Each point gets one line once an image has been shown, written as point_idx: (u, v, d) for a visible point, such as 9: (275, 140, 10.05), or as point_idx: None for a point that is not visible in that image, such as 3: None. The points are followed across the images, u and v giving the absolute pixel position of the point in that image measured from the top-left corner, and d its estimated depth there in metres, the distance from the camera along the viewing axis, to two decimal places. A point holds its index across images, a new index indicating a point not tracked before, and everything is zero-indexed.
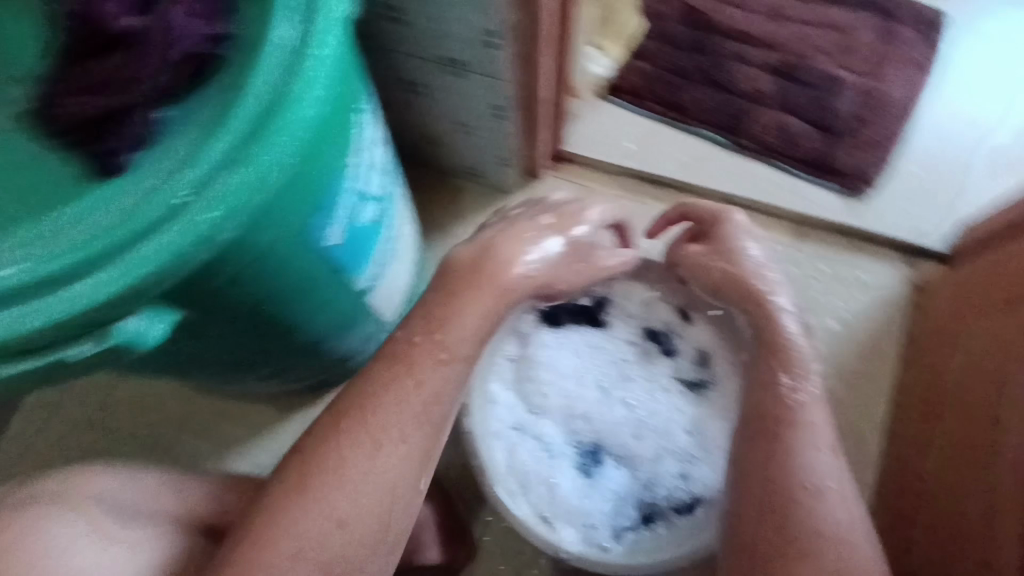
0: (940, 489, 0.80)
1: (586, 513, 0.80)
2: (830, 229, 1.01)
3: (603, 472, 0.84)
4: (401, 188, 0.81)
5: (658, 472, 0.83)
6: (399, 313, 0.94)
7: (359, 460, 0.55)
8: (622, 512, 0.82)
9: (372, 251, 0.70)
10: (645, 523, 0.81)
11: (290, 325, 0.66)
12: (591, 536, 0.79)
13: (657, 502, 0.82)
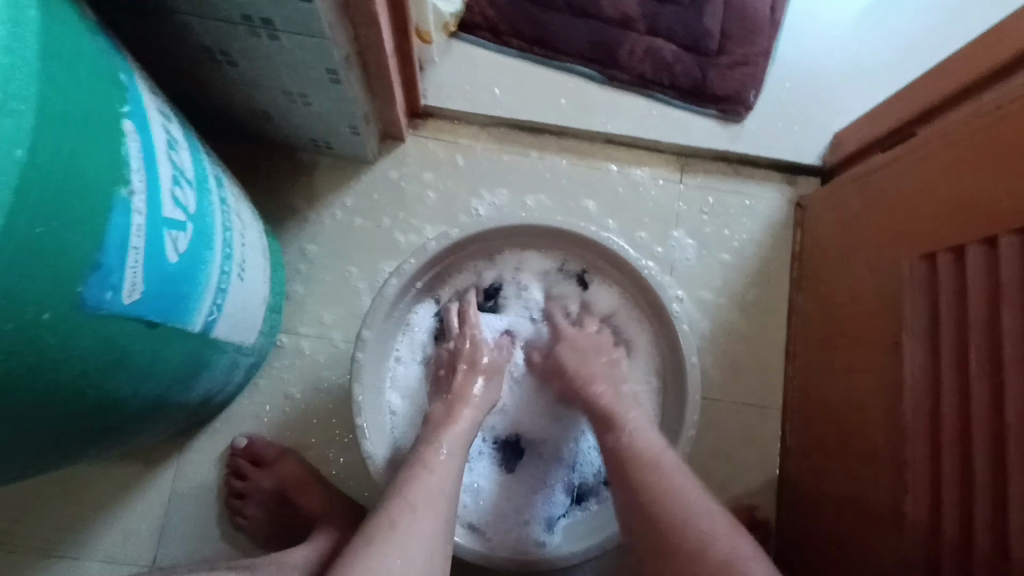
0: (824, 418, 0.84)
1: (516, 509, 0.75)
2: (713, 158, 0.98)
3: (528, 462, 0.79)
4: (225, 188, 0.64)
5: (582, 451, 0.79)
6: (263, 330, 0.79)
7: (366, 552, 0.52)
8: (554, 498, 0.77)
9: (201, 284, 0.54)
10: (578, 503, 0.78)
11: (138, 395, 0.51)
12: (526, 531, 0.74)
13: (587, 479, 0.79)
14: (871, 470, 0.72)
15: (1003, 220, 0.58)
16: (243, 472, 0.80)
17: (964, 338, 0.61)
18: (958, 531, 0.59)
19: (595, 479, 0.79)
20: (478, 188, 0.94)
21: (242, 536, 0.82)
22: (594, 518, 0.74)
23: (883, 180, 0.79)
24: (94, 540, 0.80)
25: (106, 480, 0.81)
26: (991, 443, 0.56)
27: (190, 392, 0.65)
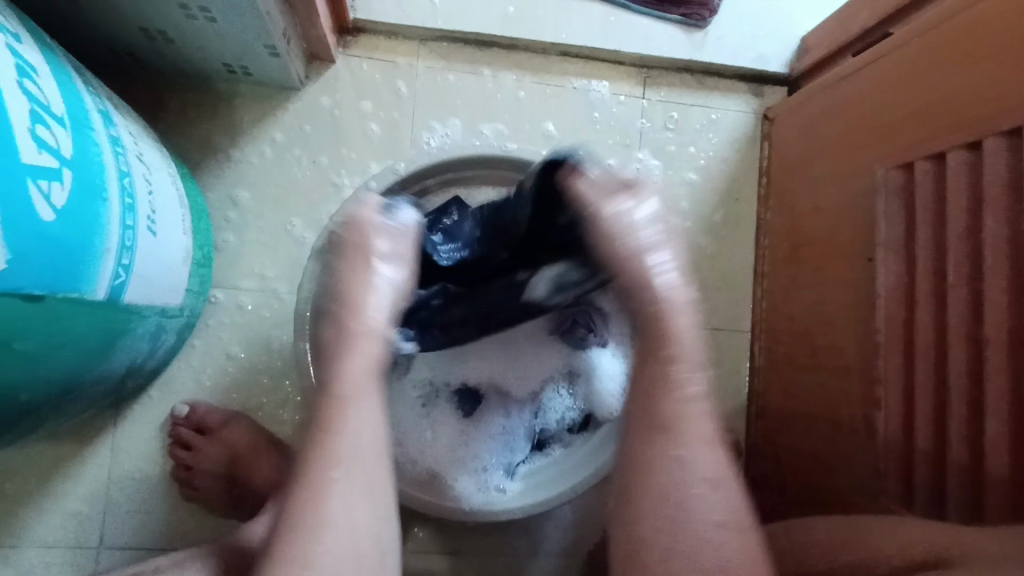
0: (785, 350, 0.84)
1: (472, 456, 0.72)
2: (676, 69, 0.91)
3: (485, 407, 0.74)
4: (117, 125, 0.53)
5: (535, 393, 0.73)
6: (191, 287, 0.70)
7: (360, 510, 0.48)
8: (513, 443, 0.73)
9: (97, 242, 0.46)
10: (539, 449, 0.75)
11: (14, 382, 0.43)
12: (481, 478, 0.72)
13: (549, 426, 0.75)
14: (842, 389, 0.71)
15: (989, 120, 0.54)
16: (188, 442, 0.74)
17: (941, 251, 0.58)
18: (932, 445, 0.59)
19: (559, 425, 0.75)
20: (423, 115, 0.85)
21: (195, 508, 0.76)
22: (554, 466, 0.72)
23: (854, 84, 0.73)
24: (31, 527, 0.73)
25: (34, 460, 0.74)
26: (968, 358, 0.55)
27: (109, 363, 0.57)
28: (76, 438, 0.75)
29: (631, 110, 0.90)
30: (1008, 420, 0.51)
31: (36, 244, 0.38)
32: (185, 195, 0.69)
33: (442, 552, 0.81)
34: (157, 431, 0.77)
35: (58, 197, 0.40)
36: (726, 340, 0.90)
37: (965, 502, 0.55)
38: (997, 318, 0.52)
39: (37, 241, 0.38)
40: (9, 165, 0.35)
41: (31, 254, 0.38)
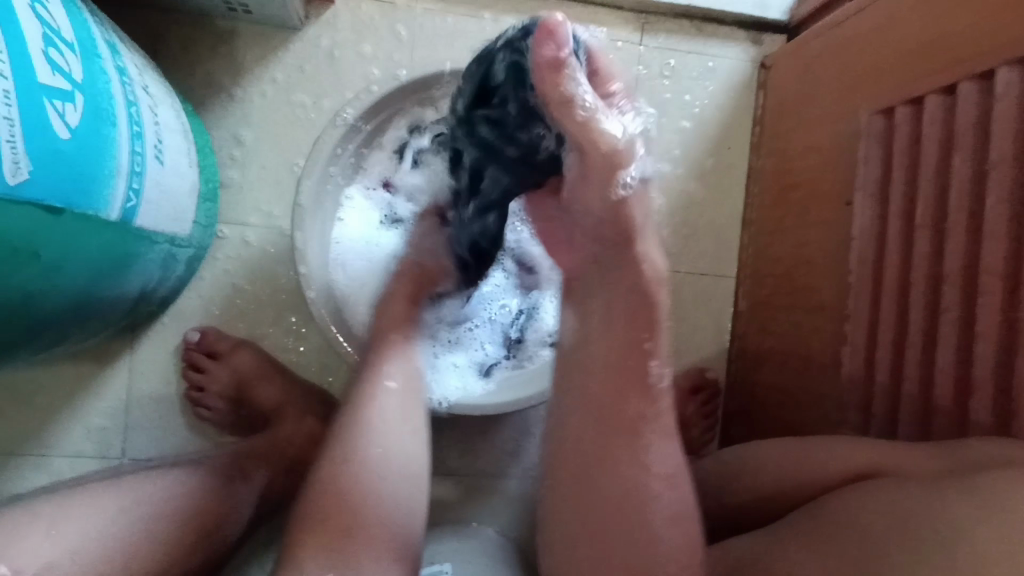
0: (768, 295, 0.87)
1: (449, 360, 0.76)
2: (675, 15, 0.91)
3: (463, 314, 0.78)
4: (122, 56, 0.56)
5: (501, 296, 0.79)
6: (198, 220, 0.74)
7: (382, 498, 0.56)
8: (487, 344, 0.79)
9: (109, 164, 0.49)
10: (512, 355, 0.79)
11: (38, 289, 0.47)
12: (457, 375, 0.76)
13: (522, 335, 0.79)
14: (814, 328, 0.75)
15: (965, 63, 0.55)
16: (200, 365, 0.80)
17: (913, 194, 0.60)
18: (889, 378, 0.63)
19: (531, 335, 0.79)
20: (421, 57, 0.87)
21: (206, 428, 0.82)
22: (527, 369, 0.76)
23: (845, 31, 0.74)
24: (58, 438, 0.79)
25: (57, 378, 0.80)
26: (929, 294, 0.58)
27: (123, 284, 0.61)
28: (95, 359, 0.80)
29: (627, 55, 0.91)
30: (957, 351, 0.55)
31: (53, 158, 0.42)
32: (190, 131, 0.72)
33: (438, 473, 0.88)
34: (168, 354, 0.82)
35: (72, 118, 0.44)
36: (713, 286, 0.93)
37: (916, 430, 0.59)
38: (957, 256, 0.55)
39: (56, 157, 0.42)
40: (27, 84, 0.39)
41: (49, 168, 0.42)
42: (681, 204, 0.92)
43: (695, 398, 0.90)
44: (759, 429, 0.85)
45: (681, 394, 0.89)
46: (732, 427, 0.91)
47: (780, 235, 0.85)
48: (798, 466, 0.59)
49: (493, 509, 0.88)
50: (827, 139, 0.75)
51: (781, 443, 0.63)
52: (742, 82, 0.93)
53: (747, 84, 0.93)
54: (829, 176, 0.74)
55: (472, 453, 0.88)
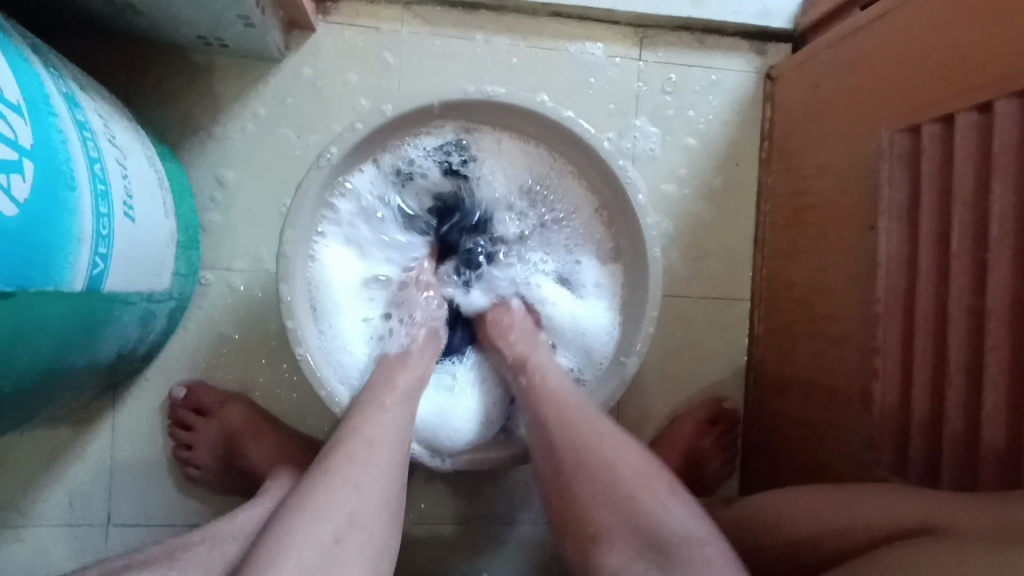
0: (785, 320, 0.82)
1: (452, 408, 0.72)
2: (674, 27, 0.87)
3: None
4: (85, 109, 0.51)
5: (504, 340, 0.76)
6: (178, 271, 0.69)
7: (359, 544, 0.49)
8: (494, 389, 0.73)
9: (69, 233, 0.45)
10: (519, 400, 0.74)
11: None
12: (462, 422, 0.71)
13: None
14: (839, 359, 0.70)
15: (1003, 79, 0.50)
16: (187, 423, 0.75)
17: (946, 218, 0.56)
18: (928, 417, 0.58)
19: None
20: (410, 84, 0.82)
21: (197, 487, 0.77)
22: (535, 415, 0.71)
23: (859, 42, 0.69)
24: (38, 507, 0.75)
25: (36, 443, 0.75)
26: (970, 328, 0.53)
27: (97, 349, 0.57)
28: (75, 420, 0.75)
29: (626, 71, 0.86)
30: (1007, 393, 0.50)
31: None
32: (166, 176, 0.68)
33: (447, 521, 0.83)
34: (152, 412, 0.77)
35: (18, 191, 0.40)
36: (725, 310, 0.88)
37: (960, 476, 0.55)
38: (1001, 290, 0.50)
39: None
40: None
41: None
42: (688, 225, 0.88)
43: (712, 431, 0.85)
44: (781, 462, 0.81)
45: (698, 428, 0.84)
46: (752, 457, 0.87)
47: (794, 257, 0.81)
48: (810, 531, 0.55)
49: (504, 558, 0.84)
50: (843, 157, 0.70)
51: (817, 493, 0.58)
52: (747, 95, 0.88)
53: (753, 96, 0.88)
54: (849, 197, 0.69)
55: (480, 498, 0.84)
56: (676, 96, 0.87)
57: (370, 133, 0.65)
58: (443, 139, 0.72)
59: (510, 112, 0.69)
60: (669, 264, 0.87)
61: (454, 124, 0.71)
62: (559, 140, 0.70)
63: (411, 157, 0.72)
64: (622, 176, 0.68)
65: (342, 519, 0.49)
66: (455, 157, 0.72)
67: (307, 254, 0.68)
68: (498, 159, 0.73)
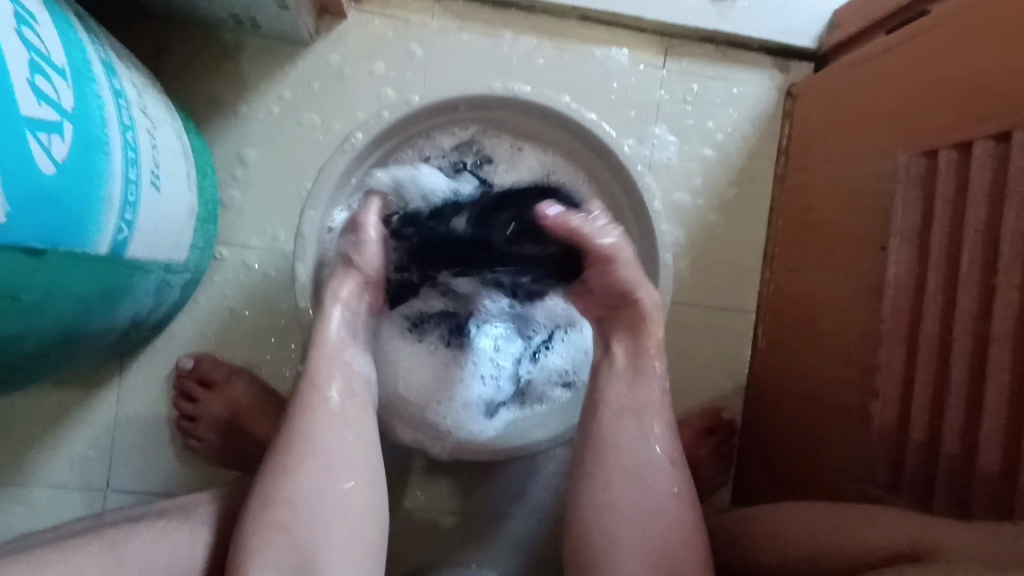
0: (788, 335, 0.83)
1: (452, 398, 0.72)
2: (699, 39, 0.88)
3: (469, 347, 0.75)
4: (121, 77, 0.52)
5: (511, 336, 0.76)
6: (195, 244, 0.70)
7: (343, 515, 0.55)
8: (495, 382, 0.74)
9: (100, 197, 0.46)
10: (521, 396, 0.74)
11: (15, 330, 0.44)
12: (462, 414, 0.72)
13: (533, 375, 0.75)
14: (841, 376, 0.71)
15: (1022, 110, 0.51)
16: (193, 395, 0.76)
17: (956, 244, 0.57)
18: (926, 438, 0.59)
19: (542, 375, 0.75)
20: (435, 77, 0.83)
21: (197, 459, 0.78)
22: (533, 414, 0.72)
23: (882, 65, 0.70)
24: (40, 467, 0.76)
25: (42, 404, 0.76)
26: (972, 353, 0.54)
27: (114, 315, 0.58)
28: (83, 385, 0.76)
29: (648, 79, 0.87)
30: (1006, 419, 0.51)
31: (35, 196, 0.39)
32: (190, 150, 0.69)
33: (441, 510, 0.84)
34: (157, 382, 0.78)
35: (57, 151, 0.41)
36: (730, 321, 0.89)
37: (954, 499, 0.56)
38: (1006, 317, 0.51)
39: (37, 193, 0.39)
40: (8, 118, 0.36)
41: (30, 206, 0.39)
42: (699, 235, 0.88)
43: (709, 440, 0.86)
44: (775, 475, 0.82)
45: (695, 436, 0.85)
46: (747, 469, 0.88)
47: (801, 273, 0.81)
48: (800, 538, 0.56)
49: (495, 551, 0.84)
50: (859, 177, 0.71)
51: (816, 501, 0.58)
52: (766, 110, 0.89)
53: (772, 112, 0.89)
54: (861, 218, 0.70)
55: (476, 490, 0.85)
56: (696, 106, 0.88)
57: (395, 121, 0.66)
58: (461, 139, 0.75)
59: (533, 113, 0.70)
60: (677, 271, 0.88)
61: (472, 126, 0.74)
62: (579, 141, 0.71)
63: (432, 149, 0.74)
64: (642, 186, 0.69)
65: (323, 497, 0.55)
66: (468, 158, 0.75)
67: (326, 217, 0.68)
68: (515, 164, 0.75)
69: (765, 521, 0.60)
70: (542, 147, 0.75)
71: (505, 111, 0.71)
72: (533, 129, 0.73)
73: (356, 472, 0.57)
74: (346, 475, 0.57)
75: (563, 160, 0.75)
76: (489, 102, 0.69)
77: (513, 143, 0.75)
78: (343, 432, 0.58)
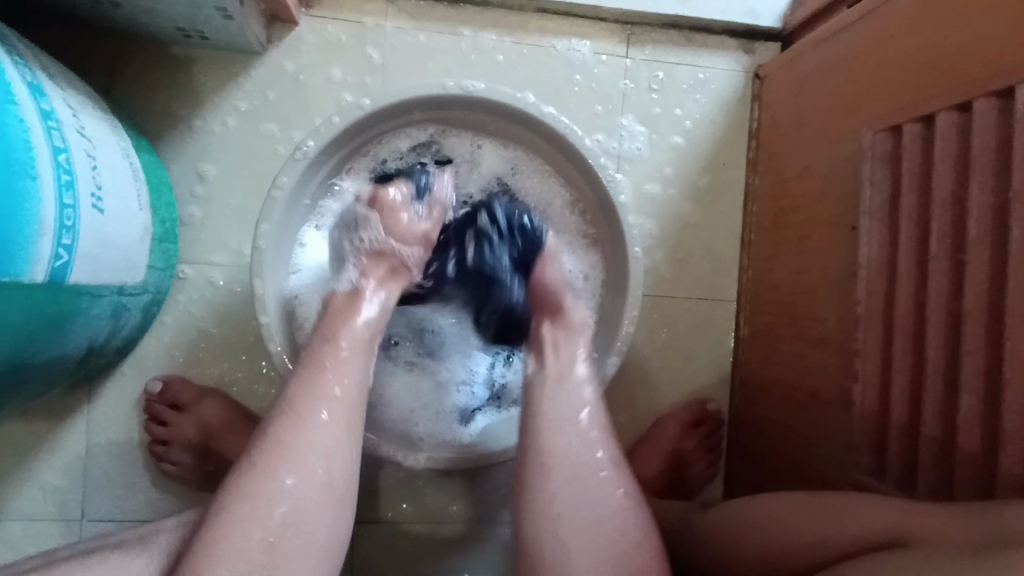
0: (767, 323, 0.81)
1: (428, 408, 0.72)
2: (662, 25, 0.86)
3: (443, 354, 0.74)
4: (51, 98, 0.51)
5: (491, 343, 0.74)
6: (153, 264, 0.68)
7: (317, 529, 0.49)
8: (471, 389, 0.74)
9: (26, 223, 0.44)
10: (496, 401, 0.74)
11: None
12: (438, 422, 0.72)
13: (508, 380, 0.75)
14: (819, 361, 0.69)
15: (982, 79, 0.50)
16: (163, 418, 0.74)
17: (925, 220, 0.55)
18: (907, 421, 0.57)
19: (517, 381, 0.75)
20: (394, 80, 0.81)
21: (173, 482, 0.77)
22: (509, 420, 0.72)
23: (843, 41, 0.69)
24: (11, 500, 0.74)
25: (10, 437, 0.74)
26: (948, 331, 0.52)
27: (64, 342, 0.56)
28: (51, 415, 0.75)
29: (612, 69, 0.85)
30: (984, 397, 0.49)
31: None
32: (141, 169, 0.67)
33: (425, 520, 0.83)
34: (127, 407, 0.76)
35: None
36: (710, 311, 0.87)
37: (938, 482, 0.54)
38: (978, 292, 0.49)
39: None
40: None
41: None
42: (674, 225, 0.87)
43: (695, 432, 0.84)
44: (764, 466, 0.80)
45: (681, 430, 0.83)
46: (735, 460, 0.86)
47: (777, 259, 0.80)
48: (781, 532, 0.54)
49: (483, 558, 0.83)
50: (827, 157, 0.69)
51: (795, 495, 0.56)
52: (735, 94, 0.87)
53: (741, 96, 0.88)
54: (832, 198, 0.68)
55: (461, 498, 0.83)
56: (663, 94, 0.86)
57: (347, 126, 0.65)
58: (419, 140, 0.73)
59: (492, 109, 0.69)
60: (654, 264, 0.86)
61: (429, 127, 0.73)
62: (541, 136, 0.70)
63: (393, 150, 0.73)
64: (602, 175, 0.68)
65: (296, 506, 0.49)
66: (427, 158, 0.74)
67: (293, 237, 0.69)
68: (476, 163, 0.74)
69: (742, 518, 0.58)
70: (506, 144, 0.74)
71: (464, 108, 0.69)
72: (494, 126, 0.72)
73: (341, 485, 0.51)
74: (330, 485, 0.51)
75: (526, 156, 0.74)
76: (446, 101, 0.68)
77: (477, 141, 0.74)
78: (336, 439, 0.52)
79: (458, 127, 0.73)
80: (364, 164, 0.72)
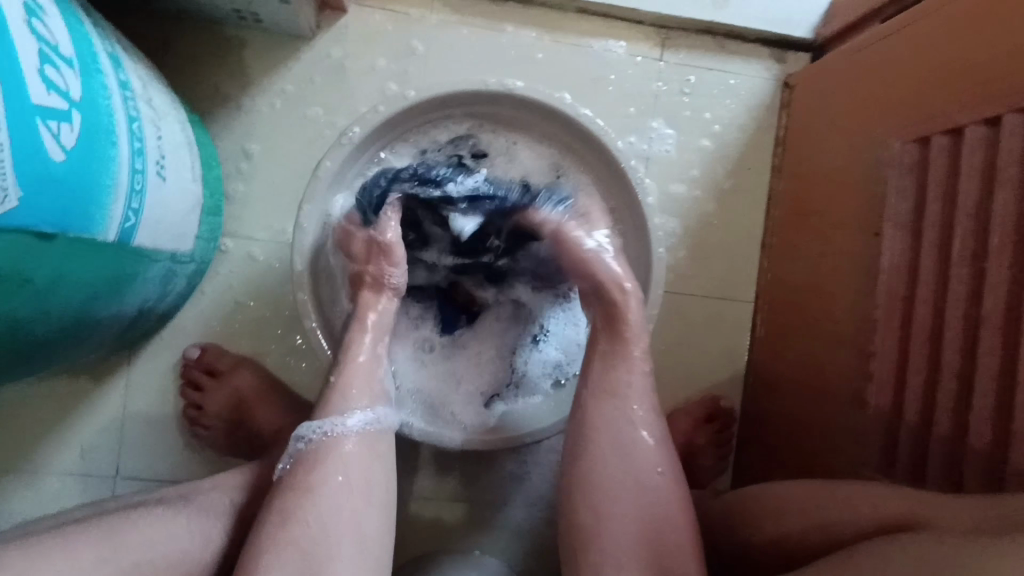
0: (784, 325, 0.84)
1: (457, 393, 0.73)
2: (696, 31, 0.89)
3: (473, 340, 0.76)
4: (126, 69, 0.54)
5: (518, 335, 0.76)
6: (200, 235, 0.71)
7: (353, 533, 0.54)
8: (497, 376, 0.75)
9: (106, 185, 0.47)
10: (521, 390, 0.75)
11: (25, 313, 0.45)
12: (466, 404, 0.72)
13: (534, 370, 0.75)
14: (835, 361, 0.72)
15: (1010, 95, 0.52)
16: (199, 383, 0.77)
17: (947, 228, 0.58)
18: (920, 420, 0.59)
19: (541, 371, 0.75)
20: (436, 71, 0.84)
21: (204, 446, 0.80)
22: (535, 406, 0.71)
23: (876, 53, 0.71)
24: (49, 454, 0.77)
25: (52, 394, 0.78)
26: (965, 335, 0.55)
27: (121, 302, 0.59)
28: (92, 375, 0.78)
29: (646, 71, 0.88)
30: (996, 398, 0.52)
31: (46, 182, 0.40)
32: (195, 143, 0.70)
33: (443, 497, 0.85)
34: (164, 372, 0.80)
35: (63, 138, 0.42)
36: (729, 311, 0.90)
37: (947, 479, 0.56)
38: (996, 298, 0.52)
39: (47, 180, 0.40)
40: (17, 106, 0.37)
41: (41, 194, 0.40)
42: (698, 225, 0.89)
43: (708, 427, 0.87)
44: (774, 462, 0.82)
45: (694, 424, 0.86)
46: (745, 457, 0.89)
47: (798, 262, 0.82)
48: (793, 521, 0.56)
49: (497, 537, 0.86)
50: (854, 165, 0.72)
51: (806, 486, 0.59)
52: (764, 101, 0.90)
53: (770, 103, 0.90)
54: (856, 205, 0.71)
55: (478, 478, 0.86)
56: (693, 98, 0.89)
57: (394, 112, 0.68)
58: (456, 134, 0.75)
59: (532, 105, 0.72)
60: (676, 262, 0.89)
61: (465, 120, 0.75)
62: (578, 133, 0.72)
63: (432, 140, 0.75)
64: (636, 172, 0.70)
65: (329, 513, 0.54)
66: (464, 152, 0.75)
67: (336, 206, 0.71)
68: (513, 157, 0.76)
69: (754, 506, 0.61)
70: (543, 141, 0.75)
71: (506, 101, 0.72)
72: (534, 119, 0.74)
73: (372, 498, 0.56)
74: (362, 500, 0.56)
75: (561, 152, 0.75)
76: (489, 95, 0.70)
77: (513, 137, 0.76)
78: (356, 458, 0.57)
79: (494, 122, 0.75)
80: (401, 148, 0.74)
